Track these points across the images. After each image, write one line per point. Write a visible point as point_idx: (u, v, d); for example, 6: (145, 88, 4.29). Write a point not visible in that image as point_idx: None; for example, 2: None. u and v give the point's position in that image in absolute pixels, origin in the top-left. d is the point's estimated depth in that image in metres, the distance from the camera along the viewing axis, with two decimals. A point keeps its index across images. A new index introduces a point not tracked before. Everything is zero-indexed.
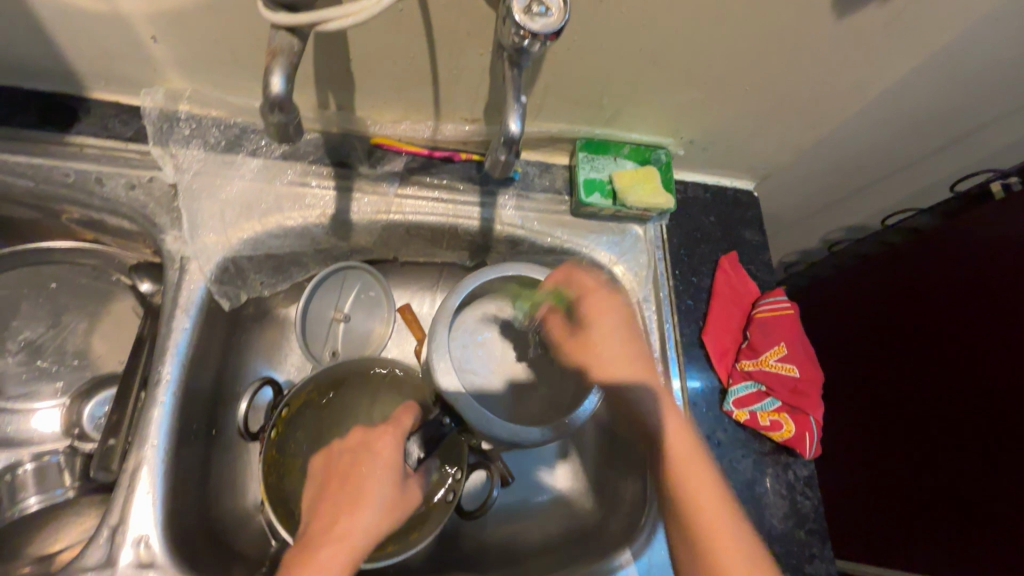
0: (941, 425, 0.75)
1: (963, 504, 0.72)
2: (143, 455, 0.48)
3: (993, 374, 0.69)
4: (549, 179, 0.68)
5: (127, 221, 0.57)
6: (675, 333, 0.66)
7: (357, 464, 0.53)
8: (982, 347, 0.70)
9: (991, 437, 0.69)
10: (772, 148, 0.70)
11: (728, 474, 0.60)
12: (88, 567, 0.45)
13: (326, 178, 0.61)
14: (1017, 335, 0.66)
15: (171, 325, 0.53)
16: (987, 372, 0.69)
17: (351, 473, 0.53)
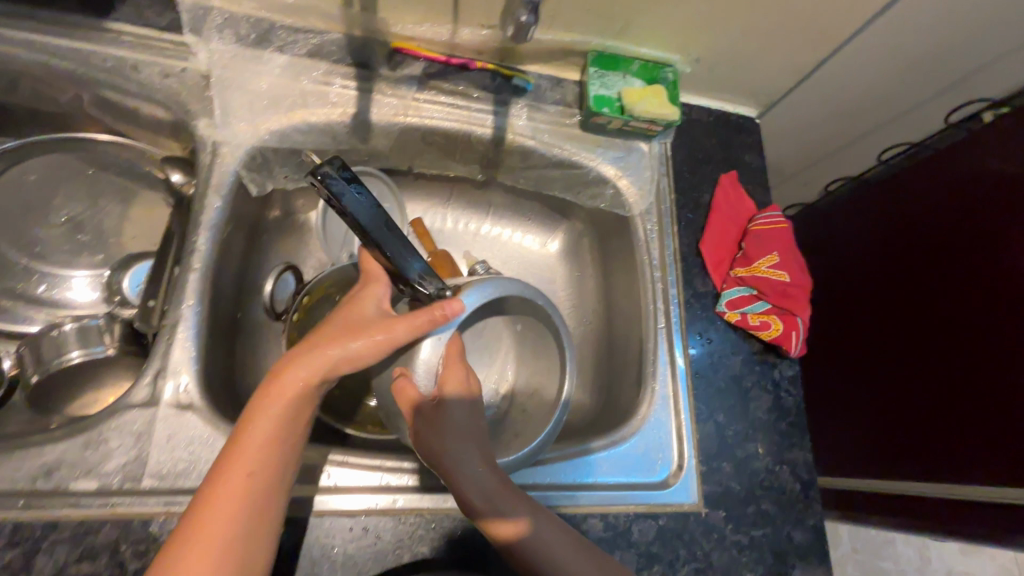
0: (927, 356, 0.78)
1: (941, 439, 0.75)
2: (182, 313, 0.53)
3: (989, 308, 0.71)
4: (560, 93, 0.71)
5: (161, 107, 0.60)
6: (675, 242, 0.70)
7: (343, 355, 0.44)
8: (975, 284, 0.73)
9: (977, 363, 0.72)
10: (776, 71, 0.72)
11: (716, 366, 0.65)
12: (133, 405, 0.49)
13: (349, 79, 0.64)
14: (1011, 265, 0.69)
15: (204, 202, 0.57)
16: (976, 308, 0.72)
17: (339, 359, 0.44)
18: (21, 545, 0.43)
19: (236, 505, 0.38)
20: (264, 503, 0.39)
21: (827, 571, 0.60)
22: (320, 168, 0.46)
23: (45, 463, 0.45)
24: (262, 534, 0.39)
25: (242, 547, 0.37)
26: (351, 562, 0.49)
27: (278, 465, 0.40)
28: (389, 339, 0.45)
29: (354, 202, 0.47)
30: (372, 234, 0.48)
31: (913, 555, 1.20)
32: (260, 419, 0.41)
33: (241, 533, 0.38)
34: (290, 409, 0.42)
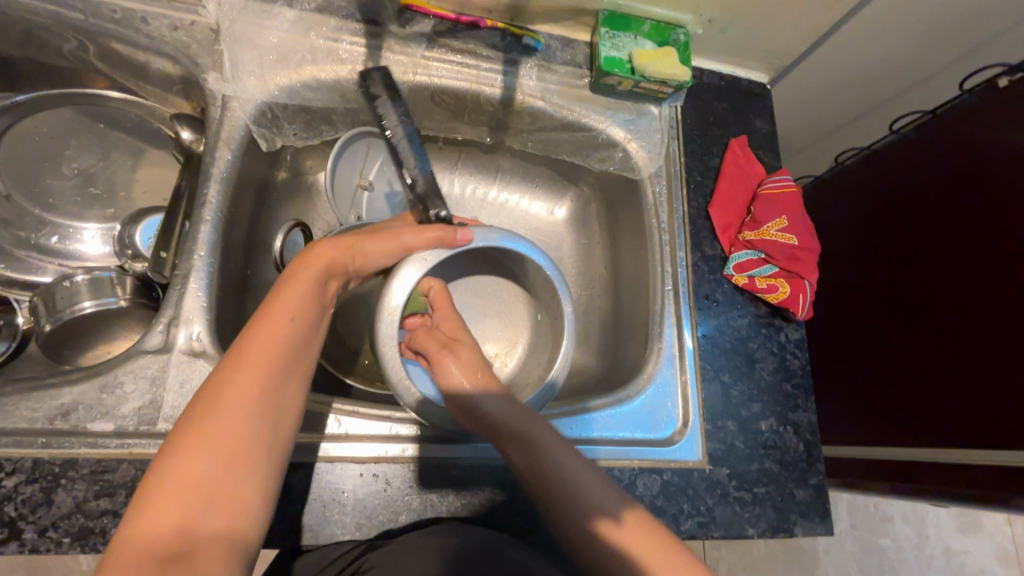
0: (940, 329, 0.78)
1: (957, 413, 0.74)
2: (193, 264, 0.53)
3: (1002, 278, 0.71)
4: (571, 53, 0.70)
5: (170, 61, 0.60)
6: (683, 205, 0.70)
7: (360, 253, 0.50)
8: (984, 255, 0.73)
9: (992, 336, 0.71)
10: (791, 36, 0.71)
11: (720, 332, 0.66)
12: (146, 351, 0.50)
13: (357, 35, 0.63)
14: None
15: (214, 156, 0.58)
16: (985, 279, 0.73)
17: (356, 256, 0.50)
18: (41, 481, 0.44)
19: (268, 361, 0.41)
20: (299, 349, 0.43)
21: (828, 528, 0.61)
22: (367, 76, 0.60)
23: (63, 404, 0.47)
24: (290, 394, 0.42)
25: (275, 394, 0.40)
26: (361, 506, 0.50)
27: (305, 332, 0.44)
28: (399, 245, 0.52)
29: (390, 110, 0.61)
30: (394, 139, 0.60)
31: (910, 531, 1.22)
32: (286, 293, 0.45)
33: (276, 375, 0.41)
34: (315, 288, 0.47)
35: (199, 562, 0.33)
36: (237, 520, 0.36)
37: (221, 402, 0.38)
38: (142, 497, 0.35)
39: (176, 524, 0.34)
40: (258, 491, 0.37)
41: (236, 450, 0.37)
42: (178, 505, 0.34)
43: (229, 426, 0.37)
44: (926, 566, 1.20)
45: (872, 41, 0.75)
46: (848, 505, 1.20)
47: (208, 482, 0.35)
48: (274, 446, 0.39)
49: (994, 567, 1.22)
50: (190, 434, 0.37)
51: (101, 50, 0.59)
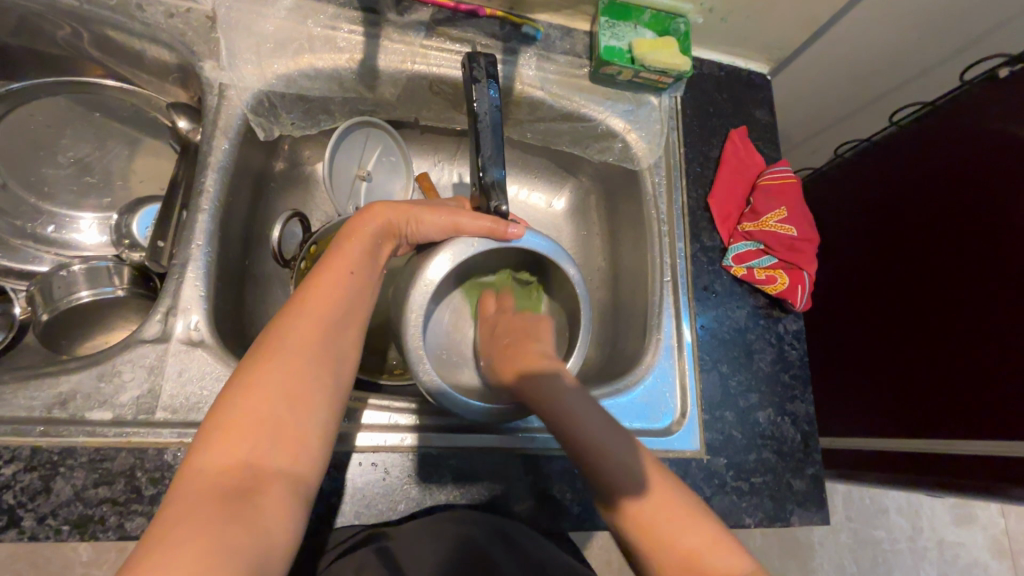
0: (940, 321, 0.78)
1: (956, 403, 0.75)
2: (191, 253, 0.53)
3: (1002, 269, 0.71)
4: (570, 43, 0.69)
5: (167, 49, 0.59)
6: (683, 196, 0.70)
7: (415, 219, 0.49)
8: (986, 247, 0.73)
9: (991, 327, 0.71)
10: (792, 27, 0.70)
11: (721, 321, 0.66)
12: (145, 340, 0.50)
13: (355, 24, 0.62)
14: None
15: (211, 145, 0.57)
16: (984, 271, 0.73)
17: (411, 221, 0.49)
18: (40, 469, 0.44)
19: (329, 313, 0.42)
20: (353, 310, 0.44)
21: (825, 517, 0.61)
22: (474, 55, 0.53)
23: (61, 393, 0.47)
24: (348, 348, 0.42)
25: (332, 349, 0.41)
26: (360, 494, 0.51)
27: (362, 289, 0.45)
28: (452, 224, 0.49)
29: (485, 98, 0.53)
30: (479, 124, 0.52)
31: (905, 523, 1.22)
32: (344, 250, 0.46)
33: (332, 334, 0.41)
34: (371, 248, 0.47)
35: (264, 498, 0.34)
36: (297, 462, 0.37)
37: (286, 347, 0.39)
38: (209, 429, 0.36)
39: (242, 458, 0.35)
40: (318, 437, 0.38)
41: (299, 393, 0.38)
42: (245, 440, 0.35)
43: (294, 371, 0.38)
44: (921, 557, 1.21)
45: (875, 31, 0.75)
46: (845, 497, 1.21)
47: (273, 422, 0.36)
48: (334, 396, 0.40)
49: (988, 559, 1.22)
50: (256, 374, 0.37)
51: (95, 37, 0.58)
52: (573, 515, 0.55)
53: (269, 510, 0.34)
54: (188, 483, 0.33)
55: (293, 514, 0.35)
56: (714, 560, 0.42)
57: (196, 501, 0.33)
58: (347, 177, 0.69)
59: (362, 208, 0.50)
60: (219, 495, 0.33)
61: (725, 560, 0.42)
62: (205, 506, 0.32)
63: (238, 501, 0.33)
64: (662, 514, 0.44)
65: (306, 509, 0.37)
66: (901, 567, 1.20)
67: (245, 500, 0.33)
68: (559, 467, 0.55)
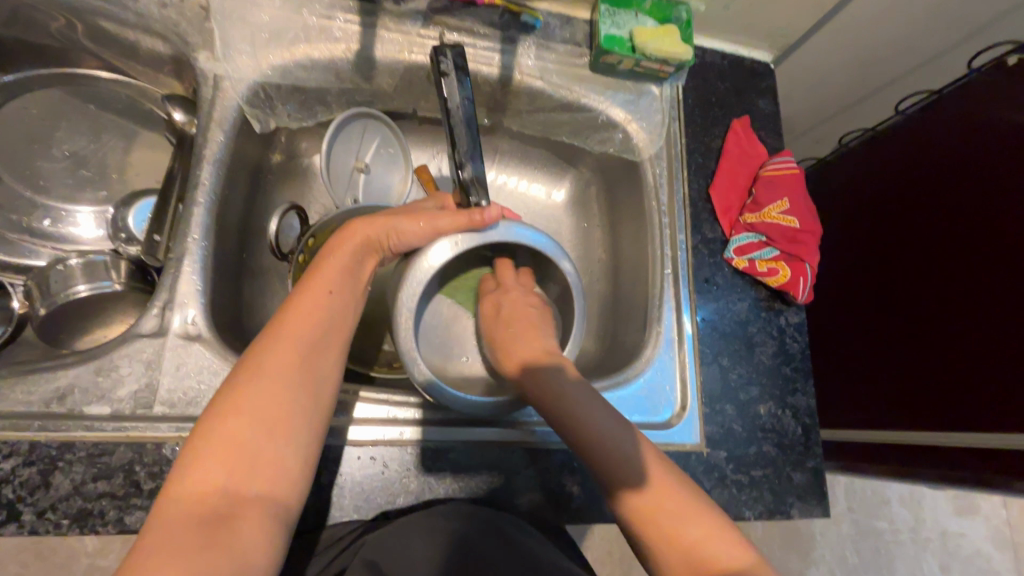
0: (946, 318, 0.77)
1: (961, 401, 0.74)
2: (187, 248, 0.53)
3: (1009, 265, 0.70)
4: (570, 32, 0.68)
5: (160, 40, 0.58)
6: (684, 188, 0.69)
7: (393, 231, 0.49)
8: (992, 242, 0.72)
9: (998, 324, 0.71)
10: (797, 14, 0.69)
11: (721, 313, 0.65)
12: (142, 334, 0.49)
13: (351, 12, 0.61)
14: None
15: (207, 137, 0.57)
16: (992, 267, 0.72)
17: (390, 234, 0.49)
18: (38, 463, 0.44)
19: (308, 333, 0.42)
20: (334, 328, 0.43)
21: (825, 510, 0.61)
22: (443, 48, 0.53)
23: (59, 387, 0.47)
24: (329, 364, 0.42)
25: (311, 369, 0.41)
26: (358, 488, 0.51)
27: (343, 306, 0.45)
28: (431, 228, 0.49)
29: (457, 91, 0.52)
30: (451, 118, 0.51)
31: (907, 513, 1.22)
32: (325, 269, 0.46)
33: (311, 353, 0.41)
34: (352, 266, 0.47)
35: (241, 522, 0.34)
36: (277, 484, 0.37)
37: (263, 369, 0.39)
38: (186, 456, 0.36)
39: (219, 484, 0.35)
40: (298, 456, 0.38)
41: (278, 415, 0.38)
42: (222, 465, 0.35)
43: (271, 393, 0.38)
44: (922, 548, 1.21)
45: (881, 17, 0.73)
46: (846, 489, 1.21)
47: (251, 445, 0.36)
48: (314, 415, 0.40)
49: (990, 550, 1.22)
50: (233, 398, 0.37)
51: (89, 28, 0.58)
52: (572, 508, 0.55)
53: (247, 534, 0.34)
54: (165, 512, 0.33)
55: (272, 538, 0.35)
56: (716, 551, 0.40)
57: (171, 531, 0.32)
58: (345, 170, 0.68)
59: (342, 227, 0.50)
60: (195, 523, 0.33)
61: (728, 549, 0.40)
62: (181, 535, 0.32)
63: (214, 527, 0.33)
64: (663, 501, 0.43)
65: (287, 531, 0.37)
66: (902, 557, 1.20)
67: (220, 527, 0.33)
68: (558, 460, 0.55)
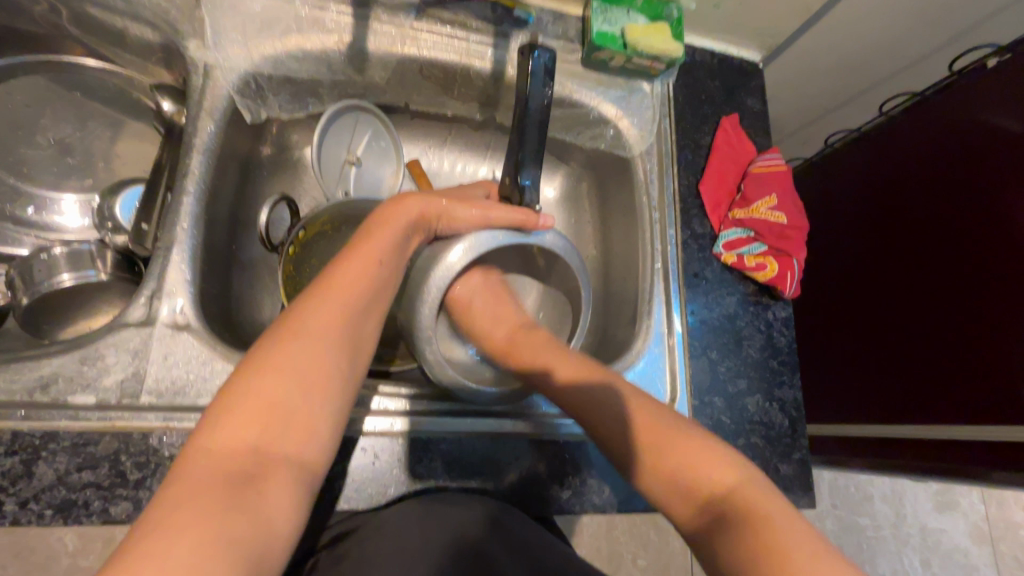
0: (937, 311, 0.77)
1: (951, 390, 0.75)
2: (176, 236, 0.52)
3: (1001, 256, 0.70)
4: (562, 27, 0.68)
5: (148, 27, 0.57)
6: (675, 184, 0.70)
7: (448, 214, 0.49)
8: (984, 234, 0.73)
9: (990, 315, 0.71)
10: (783, 13, 0.70)
11: (712, 303, 0.66)
12: (129, 323, 0.49)
13: (343, 4, 0.61)
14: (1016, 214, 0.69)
15: (196, 125, 0.56)
16: (983, 260, 0.72)
17: (443, 217, 0.50)
18: (21, 453, 0.44)
19: (350, 301, 0.42)
20: (372, 300, 0.43)
21: (810, 501, 0.62)
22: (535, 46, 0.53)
23: (41, 376, 0.46)
24: (366, 337, 0.42)
25: (350, 338, 0.41)
26: (350, 479, 0.50)
27: (385, 282, 0.45)
28: (481, 217, 0.50)
29: (535, 92, 0.53)
30: (526, 121, 0.52)
31: (888, 510, 1.25)
32: (373, 239, 0.46)
33: (350, 322, 0.41)
34: (400, 240, 0.47)
35: (268, 482, 0.33)
36: (306, 452, 0.36)
37: (305, 332, 0.39)
38: (219, 407, 0.35)
39: (254, 439, 0.34)
40: (329, 425, 0.38)
41: (316, 379, 0.37)
42: (255, 423, 0.34)
43: (313, 357, 0.38)
44: (903, 544, 1.24)
45: (870, 20, 0.75)
46: (830, 486, 1.23)
47: (285, 406, 0.36)
48: (347, 387, 0.40)
49: (969, 545, 1.25)
50: (276, 355, 0.37)
51: (75, 14, 0.57)
52: (564, 499, 0.55)
53: (272, 496, 0.33)
54: (196, 460, 0.33)
55: (297, 504, 0.35)
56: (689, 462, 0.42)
57: (204, 481, 0.32)
58: (336, 163, 0.68)
59: (395, 197, 0.49)
60: (221, 478, 0.32)
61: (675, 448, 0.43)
62: (214, 485, 0.32)
63: (242, 484, 0.32)
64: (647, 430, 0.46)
65: (310, 496, 0.36)
66: (884, 553, 1.22)
67: (252, 483, 0.33)
68: (550, 451, 0.56)
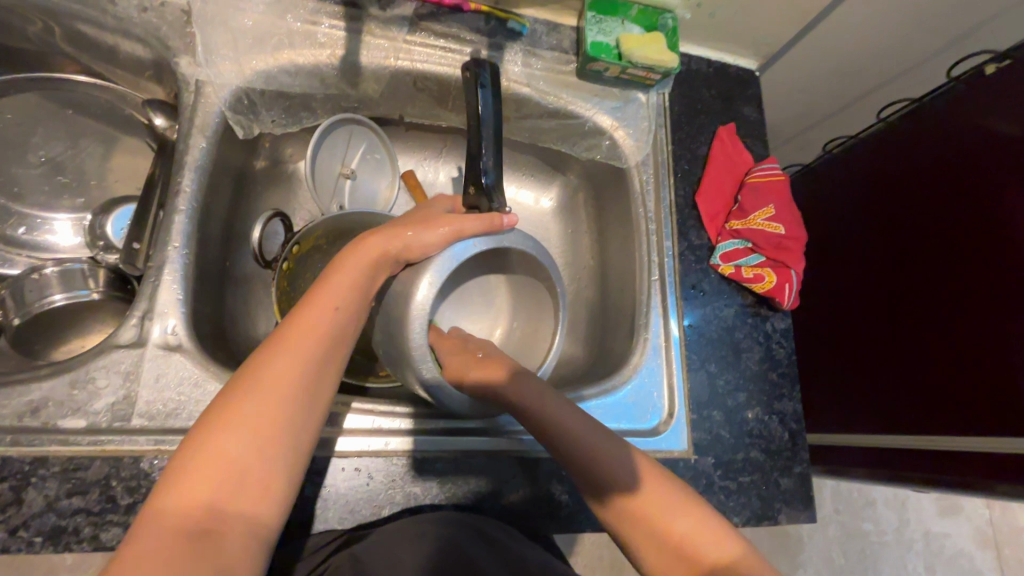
0: (938, 322, 0.76)
1: (953, 403, 0.74)
2: (167, 256, 0.52)
3: (1003, 268, 0.70)
4: (557, 39, 0.68)
5: (140, 44, 0.57)
6: (672, 195, 0.69)
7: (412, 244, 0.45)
8: (985, 245, 0.72)
9: (991, 328, 0.70)
10: (779, 21, 0.69)
11: (710, 316, 0.66)
12: (120, 344, 0.48)
13: (336, 18, 0.60)
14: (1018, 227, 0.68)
15: (188, 143, 0.56)
16: (985, 272, 0.72)
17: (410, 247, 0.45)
18: (10, 479, 0.43)
19: (311, 349, 0.40)
20: (336, 345, 0.42)
21: (811, 515, 0.62)
22: (478, 60, 0.55)
23: (32, 400, 0.45)
24: (329, 383, 0.41)
25: (310, 387, 0.40)
26: (344, 499, 0.50)
27: (350, 324, 0.43)
28: (450, 233, 0.45)
29: (486, 103, 0.54)
30: (482, 128, 0.53)
31: (891, 515, 1.24)
32: (336, 282, 0.44)
33: (311, 370, 0.40)
34: (366, 279, 0.45)
35: (221, 544, 0.33)
36: (263, 509, 0.36)
37: (262, 385, 0.38)
38: (175, 467, 0.35)
39: (203, 505, 0.34)
40: (288, 479, 0.37)
41: (270, 437, 0.37)
42: (208, 484, 0.34)
43: (265, 415, 0.37)
44: (907, 549, 1.23)
45: (866, 28, 0.74)
46: (832, 491, 1.22)
47: (239, 464, 0.35)
48: (308, 437, 0.39)
49: (973, 549, 1.24)
50: (231, 411, 0.36)
51: (67, 33, 0.56)
52: (560, 517, 0.54)
53: (226, 559, 0.33)
54: (145, 528, 0.33)
55: (253, 562, 0.34)
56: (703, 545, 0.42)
57: (151, 555, 0.32)
58: (330, 176, 0.68)
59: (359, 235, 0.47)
60: (174, 542, 0.32)
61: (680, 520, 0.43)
62: (161, 555, 0.32)
63: (194, 548, 0.33)
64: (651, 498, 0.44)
65: (268, 552, 0.36)
66: (887, 558, 1.21)
67: (202, 549, 0.33)
68: (547, 468, 0.55)
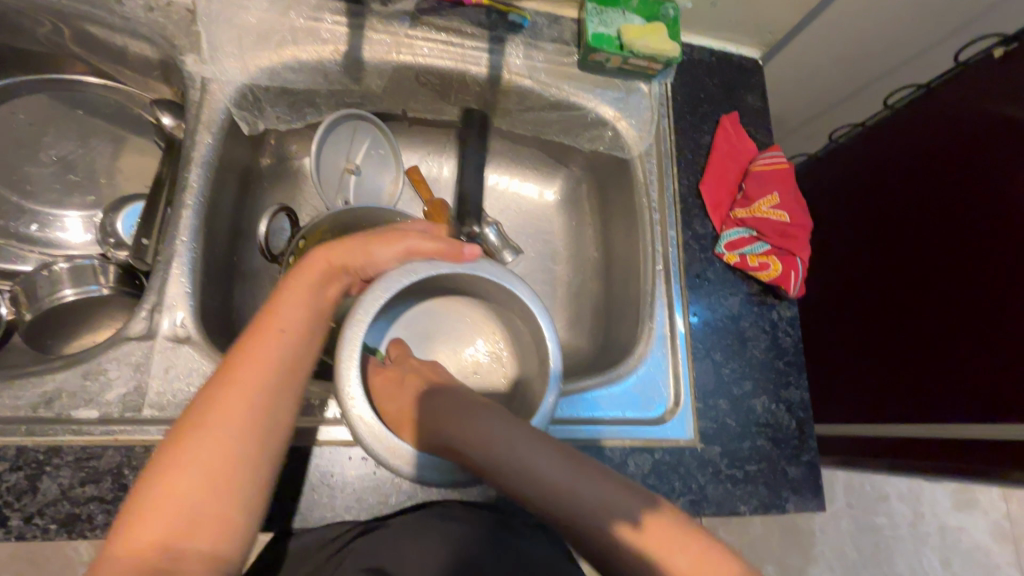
0: (950, 310, 0.76)
1: (964, 394, 0.73)
2: (175, 250, 0.53)
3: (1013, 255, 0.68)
4: (558, 31, 0.68)
5: (147, 43, 0.58)
6: (675, 185, 0.69)
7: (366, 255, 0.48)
8: (996, 231, 0.71)
9: (1002, 315, 0.69)
10: (782, 8, 0.69)
11: (715, 305, 0.66)
12: (131, 337, 0.49)
13: (338, 14, 0.61)
14: None
15: (195, 139, 0.57)
16: (995, 258, 0.71)
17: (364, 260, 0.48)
18: (25, 468, 0.44)
19: (261, 376, 0.40)
20: (288, 370, 0.42)
21: (821, 504, 0.61)
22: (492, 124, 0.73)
23: (46, 391, 0.46)
24: (286, 408, 0.41)
25: (263, 415, 0.39)
26: (351, 488, 0.50)
27: (299, 347, 0.43)
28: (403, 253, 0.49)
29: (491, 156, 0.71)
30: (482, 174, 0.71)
31: (905, 508, 1.22)
32: (282, 309, 0.44)
33: (263, 398, 0.39)
34: (314, 301, 0.46)
35: None
36: (221, 543, 0.35)
37: (211, 419, 0.37)
38: (128, 512, 0.34)
39: (157, 542, 0.33)
40: (244, 509, 0.36)
41: (222, 470, 0.36)
42: (162, 525, 0.34)
43: (220, 446, 0.37)
44: (922, 543, 1.21)
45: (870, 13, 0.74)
46: (844, 484, 1.21)
47: (193, 501, 0.35)
48: (264, 465, 0.38)
49: (990, 544, 1.22)
50: (180, 449, 0.36)
51: (76, 33, 0.58)
52: None
53: None
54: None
55: None
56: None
57: None
58: (335, 172, 0.68)
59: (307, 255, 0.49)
60: None
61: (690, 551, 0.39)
62: None
63: None
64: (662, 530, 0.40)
65: None
66: (901, 552, 1.20)
67: None
68: None
